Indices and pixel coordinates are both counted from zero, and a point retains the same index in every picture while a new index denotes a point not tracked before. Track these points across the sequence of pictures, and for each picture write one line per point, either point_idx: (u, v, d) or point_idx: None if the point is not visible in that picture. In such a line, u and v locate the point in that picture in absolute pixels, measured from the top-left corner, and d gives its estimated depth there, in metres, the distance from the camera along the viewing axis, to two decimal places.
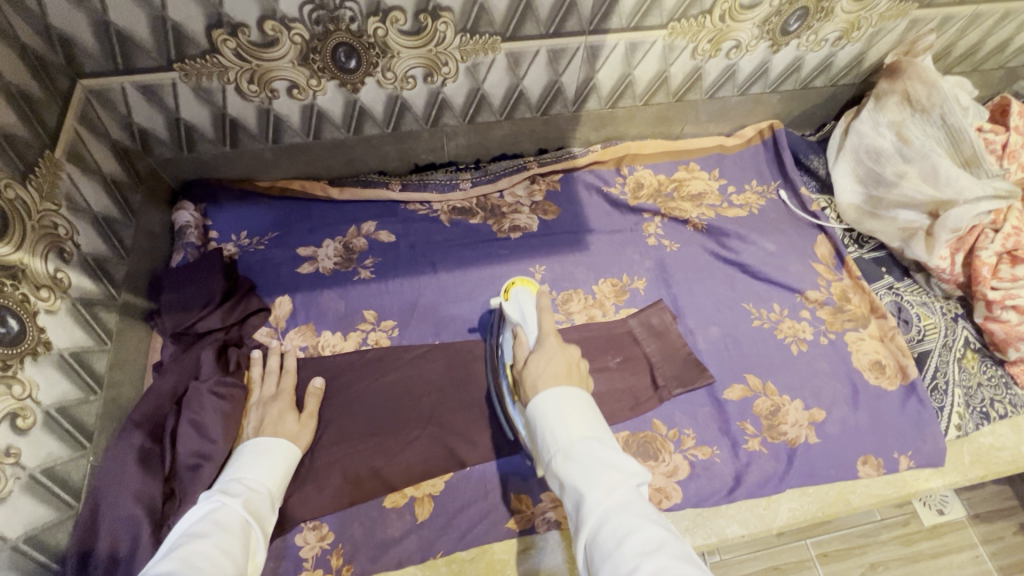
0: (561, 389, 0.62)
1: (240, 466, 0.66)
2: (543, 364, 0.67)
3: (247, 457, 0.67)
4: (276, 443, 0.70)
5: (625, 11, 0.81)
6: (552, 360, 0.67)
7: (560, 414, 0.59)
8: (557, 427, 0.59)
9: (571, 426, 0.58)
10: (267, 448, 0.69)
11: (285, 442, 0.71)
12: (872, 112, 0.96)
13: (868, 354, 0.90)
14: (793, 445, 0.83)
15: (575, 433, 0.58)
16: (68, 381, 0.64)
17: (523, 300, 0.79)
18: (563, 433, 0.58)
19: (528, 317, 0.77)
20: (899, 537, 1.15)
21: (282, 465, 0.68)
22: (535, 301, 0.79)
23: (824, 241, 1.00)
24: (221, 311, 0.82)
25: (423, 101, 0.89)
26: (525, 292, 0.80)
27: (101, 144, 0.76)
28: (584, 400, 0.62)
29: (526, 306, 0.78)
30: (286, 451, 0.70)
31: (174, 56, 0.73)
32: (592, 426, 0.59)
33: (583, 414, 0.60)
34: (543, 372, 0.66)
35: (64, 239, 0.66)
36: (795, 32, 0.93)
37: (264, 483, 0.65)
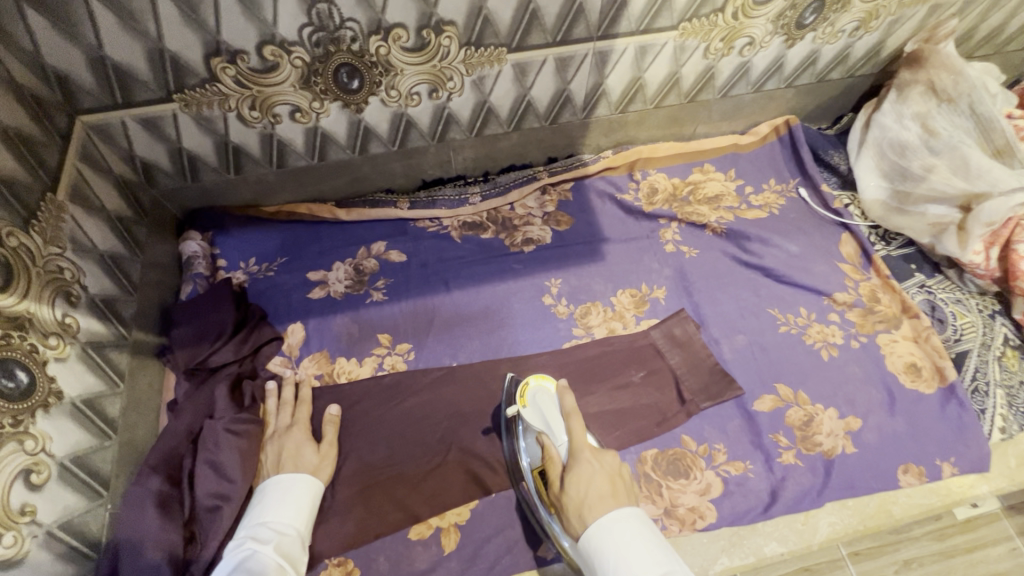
0: (614, 518, 0.58)
1: (266, 506, 0.65)
2: (584, 484, 0.63)
3: (271, 495, 0.66)
4: (299, 476, 0.69)
5: (634, 14, 0.78)
6: (593, 477, 0.63)
7: (619, 549, 0.56)
8: (621, 568, 0.55)
9: (634, 562, 0.54)
10: (289, 484, 0.67)
11: (308, 475, 0.69)
12: (893, 103, 0.92)
13: (902, 356, 0.87)
14: (829, 456, 0.79)
15: (640, 568, 0.54)
16: (81, 429, 0.62)
17: (541, 403, 0.74)
18: (626, 571, 0.54)
19: (553, 423, 0.72)
20: (930, 532, 1.10)
21: (307, 499, 0.67)
22: (555, 399, 0.75)
23: (849, 240, 0.96)
24: (233, 343, 0.80)
25: (428, 117, 0.86)
26: (542, 391, 0.76)
27: (103, 181, 0.75)
28: (639, 523, 0.58)
29: (551, 414, 0.73)
30: (310, 484, 0.68)
31: (172, 87, 0.71)
32: (655, 557, 0.55)
33: (644, 546, 0.56)
34: (589, 494, 0.61)
35: (70, 283, 0.64)
36: (810, 25, 0.89)
37: (291, 523, 0.64)
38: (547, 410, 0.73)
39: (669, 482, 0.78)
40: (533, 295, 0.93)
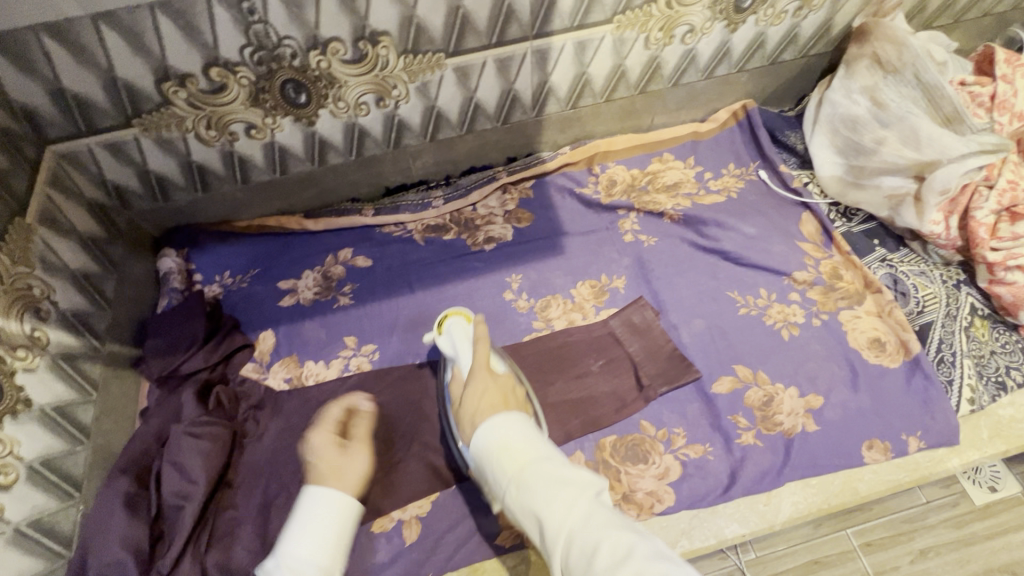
0: (496, 420, 0.57)
1: (293, 534, 0.63)
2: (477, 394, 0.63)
3: (298, 524, 0.64)
4: (330, 499, 0.66)
5: (566, 11, 0.80)
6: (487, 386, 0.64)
7: (498, 445, 0.55)
8: (503, 460, 0.54)
9: (511, 452, 0.54)
10: (315, 509, 0.65)
11: (341, 500, 0.66)
12: (842, 79, 0.91)
13: (865, 331, 0.85)
14: (789, 435, 0.79)
15: (521, 457, 0.54)
16: (51, 434, 0.66)
17: (455, 332, 0.77)
18: (507, 462, 0.54)
19: (461, 350, 0.74)
20: (948, 520, 1.01)
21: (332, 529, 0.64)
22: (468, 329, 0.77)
23: (810, 218, 0.96)
24: (204, 351, 0.85)
25: (380, 125, 0.90)
26: (458, 323, 0.79)
27: (75, 205, 0.80)
28: (516, 419, 0.58)
29: (461, 341, 0.75)
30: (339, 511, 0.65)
31: (130, 112, 0.76)
32: (534, 445, 0.55)
33: (523, 438, 0.56)
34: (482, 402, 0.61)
35: (40, 299, 0.68)
36: (750, 9, 0.90)
37: (306, 560, 0.61)
38: (460, 337, 0.75)
39: (627, 467, 0.78)
40: (494, 291, 0.95)
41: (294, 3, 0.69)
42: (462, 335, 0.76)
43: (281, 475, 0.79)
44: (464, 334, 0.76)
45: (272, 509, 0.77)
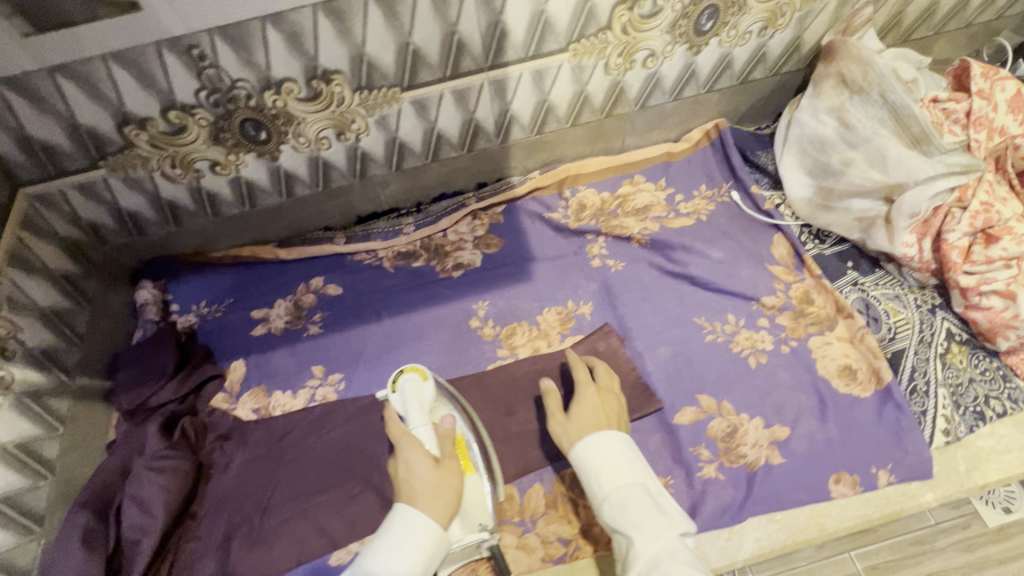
0: (609, 438, 0.67)
1: (382, 551, 0.58)
2: (411, 471, 0.65)
3: (392, 543, 0.59)
4: (424, 524, 0.60)
5: (519, 42, 0.80)
6: (418, 469, 0.65)
7: (610, 459, 0.65)
8: (605, 476, 0.64)
9: (619, 469, 0.65)
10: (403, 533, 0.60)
11: (432, 526, 0.60)
12: (810, 99, 0.89)
13: (835, 359, 0.82)
14: (752, 468, 0.76)
15: (623, 478, 0.64)
16: (13, 471, 0.68)
17: (409, 392, 0.72)
18: (608, 480, 0.64)
19: (412, 412, 0.71)
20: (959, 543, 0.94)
21: (420, 556, 0.59)
22: (423, 389, 0.73)
23: (782, 240, 0.93)
24: (174, 383, 0.86)
25: (344, 158, 0.91)
26: (414, 381, 0.74)
27: (48, 244, 0.82)
28: (625, 442, 0.67)
29: (414, 407, 0.71)
30: (430, 540, 0.60)
31: (96, 155, 0.78)
32: (639, 473, 0.65)
33: (631, 462, 0.65)
34: (416, 483, 0.64)
35: (5, 339, 0.71)
36: (711, 31, 0.89)
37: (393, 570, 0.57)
38: (412, 401, 0.71)
39: (585, 500, 0.77)
40: (460, 319, 0.95)
41: (243, 47, 0.70)
42: (415, 397, 0.72)
43: (242, 506, 0.80)
44: (417, 398, 0.72)
45: (232, 540, 0.77)
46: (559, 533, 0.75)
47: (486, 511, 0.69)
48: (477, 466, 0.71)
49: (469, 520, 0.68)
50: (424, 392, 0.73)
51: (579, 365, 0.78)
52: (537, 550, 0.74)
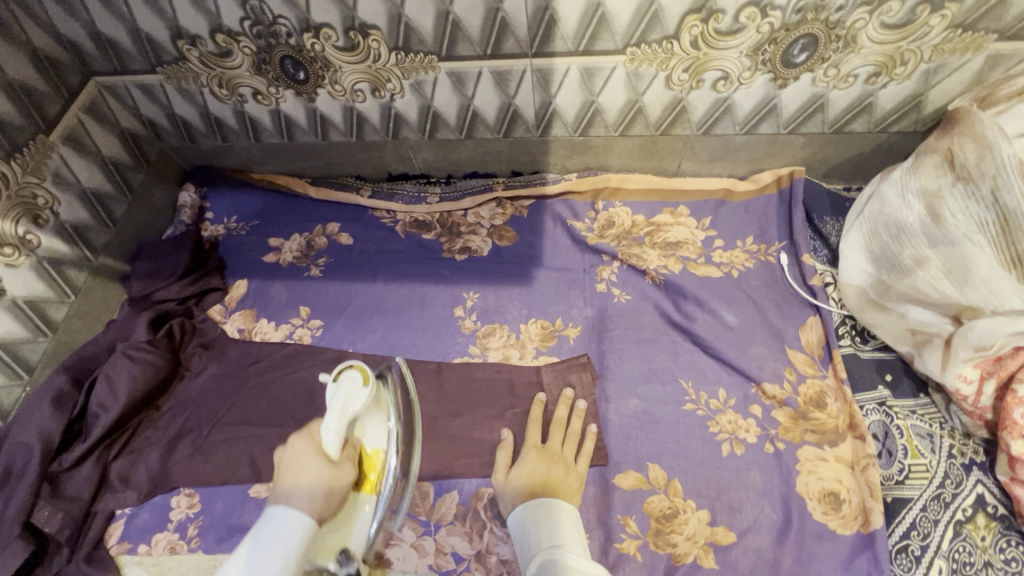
0: (539, 499, 0.67)
1: (256, 549, 0.53)
2: (301, 466, 0.60)
3: (264, 543, 0.54)
4: (296, 522, 0.56)
5: (569, 33, 0.73)
6: (310, 461, 0.60)
7: (535, 517, 0.64)
8: (532, 538, 0.62)
9: (542, 528, 0.63)
10: (280, 535, 0.55)
11: (305, 520, 0.56)
12: (904, 172, 0.73)
13: (822, 480, 0.70)
14: (676, 561, 0.68)
15: (547, 537, 0.61)
16: (17, 322, 0.78)
17: (339, 391, 0.61)
18: (535, 537, 0.62)
19: (332, 416, 0.60)
20: None
21: (295, 550, 0.54)
22: (358, 395, 0.61)
23: (816, 325, 0.81)
24: (179, 284, 0.94)
25: (378, 114, 0.91)
26: (353, 382, 0.61)
27: (106, 131, 0.92)
28: (557, 504, 0.66)
29: (334, 410, 0.60)
30: (302, 535, 0.55)
31: (154, 61, 0.84)
32: (565, 533, 0.62)
33: (558, 523, 0.63)
34: (300, 472, 0.60)
35: (41, 208, 0.81)
36: (804, 65, 0.75)
37: None
38: (337, 403, 0.60)
39: (495, 525, 0.73)
40: (446, 304, 0.92)
41: None
42: (343, 400, 0.60)
43: (199, 414, 0.85)
44: (342, 403, 0.60)
45: (179, 442, 0.82)
46: (456, 547, 0.73)
47: (360, 541, 0.64)
48: (377, 491, 0.65)
49: (332, 547, 0.62)
50: (358, 398, 0.60)
51: (536, 427, 0.78)
52: (428, 556, 0.72)
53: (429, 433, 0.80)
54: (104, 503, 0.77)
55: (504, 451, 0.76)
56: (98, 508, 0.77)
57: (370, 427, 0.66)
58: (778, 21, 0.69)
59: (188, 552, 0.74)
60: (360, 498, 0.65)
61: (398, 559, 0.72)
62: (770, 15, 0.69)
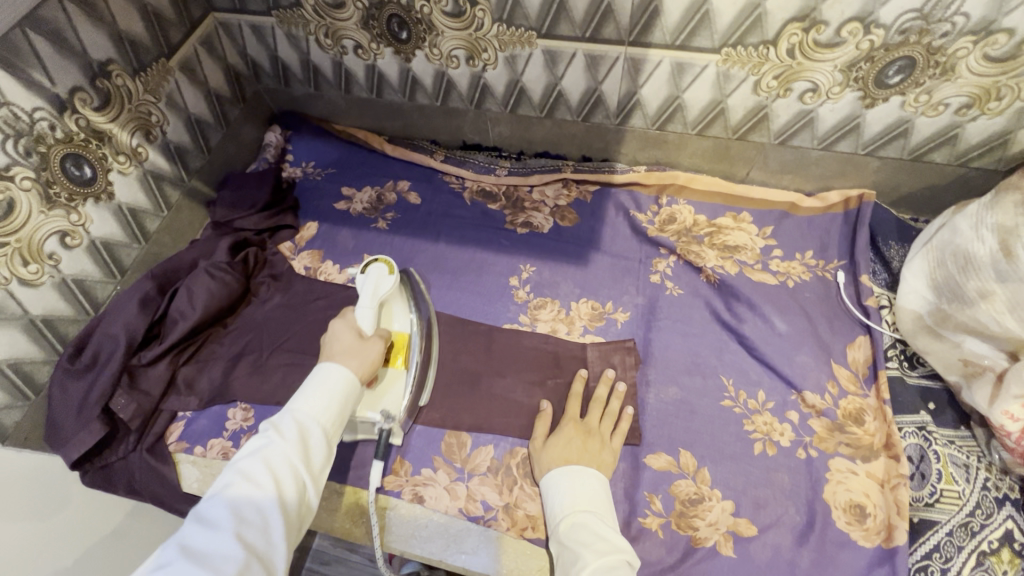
0: (574, 466, 0.71)
1: (302, 394, 0.61)
2: (336, 336, 0.68)
3: (311, 388, 0.62)
4: (338, 378, 0.63)
5: (669, 26, 0.76)
6: (343, 334, 0.67)
7: (569, 483, 0.69)
8: (567, 496, 0.68)
9: (575, 496, 0.68)
10: (323, 382, 0.62)
11: (348, 376, 0.63)
12: (982, 206, 0.71)
13: (850, 492, 0.72)
14: (696, 543, 0.70)
15: (579, 505, 0.67)
16: (119, 226, 0.85)
17: (371, 277, 0.71)
18: (568, 502, 0.68)
19: (365, 298, 0.69)
20: None
21: (339, 399, 0.62)
22: (388, 280, 0.71)
23: (865, 344, 0.82)
24: (258, 217, 1.00)
25: (467, 82, 0.95)
26: (381, 271, 0.72)
27: (214, 64, 0.99)
28: (590, 473, 0.70)
29: (366, 292, 0.70)
30: (344, 384, 0.62)
31: (271, 4, 0.91)
32: (597, 505, 0.67)
33: (590, 493, 0.68)
34: (336, 344, 0.67)
35: (154, 125, 0.88)
36: (896, 87, 0.76)
37: (316, 418, 0.59)
38: (369, 287, 0.70)
39: (525, 483, 0.77)
40: (502, 272, 0.96)
41: None
42: (373, 284, 0.71)
43: (261, 337, 0.90)
44: (372, 285, 0.70)
45: (241, 360, 0.88)
46: (485, 497, 0.76)
47: (396, 405, 0.74)
48: (407, 365, 0.75)
49: (374, 405, 0.73)
50: (389, 282, 0.71)
51: (576, 401, 0.81)
52: (459, 499, 0.76)
53: (473, 388, 0.84)
54: (170, 403, 0.84)
55: (541, 420, 0.79)
56: (164, 406, 0.84)
57: (395, 314, 0.76)
58: (879, 40, 0.71)
59: None
60: (390, 372, 0.74)
61: (432, 498, 0.76)
62: (873, 33, 0.70)
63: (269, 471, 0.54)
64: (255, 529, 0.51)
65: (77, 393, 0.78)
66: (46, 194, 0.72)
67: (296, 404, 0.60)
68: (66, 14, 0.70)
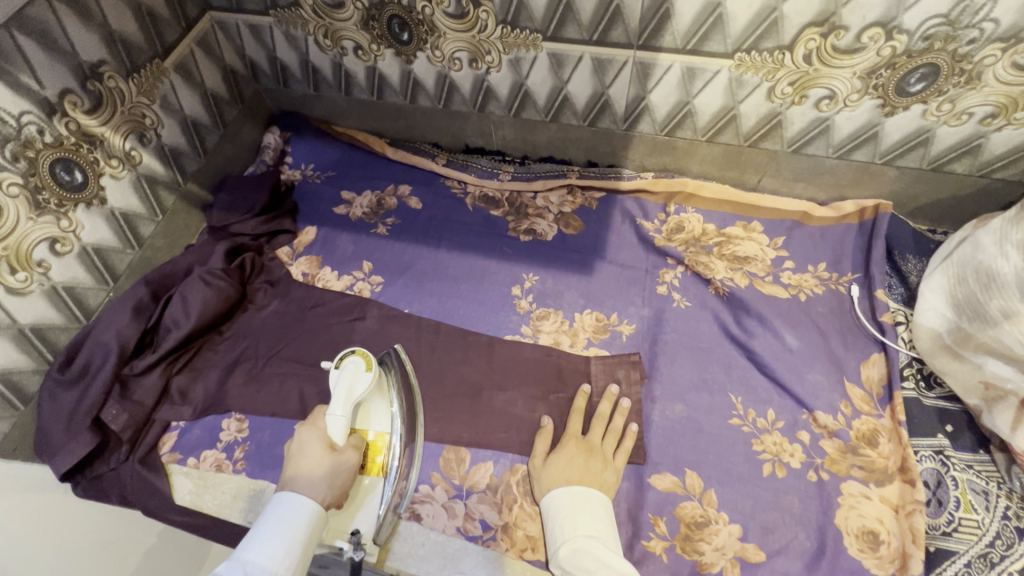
0: (574, 487, 0.68)
1: (254, 541, 0.57)
2: (304, 447, 0.66)
3: (265, 531, 0.57)
4: (298, 510, 0.60)
5: (680, 30, 0.73)
6: (312, 446, 0.65)
7: (569, 506, 0.66)
8: (567, 518, 0.65)
9: (575, 520, 0.65)
10: (279, 526, 0.58)
11: (312, 506, 0.61)
12: (1007, 221, 0.68)
13: (863, 518, 0.69)
14: (701, 568, 0.68)
15: (580, 529, 0.64)
16: (111, 231, 0.83)
17: (345, 375, 0.68)
18: (568, 526, 0.65)
19: (336, 401, 0.66)
20: None
21: (297, 547, 0.57)
22: (363, 378, 0.68)
23: (880, 362, 0.79)
24: (256, 221, 0.97)
25: (469, 85, 0.92)
26: (356, 365, 0.69)
27: (211, 64, 0.96)
28: (591, 495, 0.68)
29: (339, 393, 0.66)
30: (307, 522, 0.59)
31: (269, 4, 0.89)
32: (599, 529, 0.64)
33: (592, 515, 0.65)
34: (302, 457, 0.65)
35: (148, 128, 0.85)
36: (917, 96, 0.73)
37: (269, 570, 0.54)
38: (342, 386, 0.67)
39: (525, 502, 0.74)
40: (505, 281, 0.93)
41: None
42: (347, 383, 0.67)
43: (257, 345, 0.88)
44: (347, 386, 0.67)
45: (236, 369, 0.85)
46: (484, 515, 0.74)
47: (369, 522, 0.71)
48: (384, 474, 0.73)
49: (345, 527, 0.71)
50: (365, 380, 0.67)
51: (579, 417, 0.78)
52: (457, 518, 0.74)
53: (472, 402, 0.82)
54: (162, 413, 0.81)
55: (542, 436, 0.77)
56: (156, 416, 0.81)
57: (374, 412, 0.73)
58: (901, 46, 0.68)
59: (232, 472, 0.78)
60: (368, 478, 0.73)
61: (428, 515, 0.74)
62: (895, 39, 0.67)
63: None
64: None
65: (67, 403, 0.76)
66: (34, 200, 0.70)
67: (244, 555, 0.55)
68: (55, 15, 0.68)
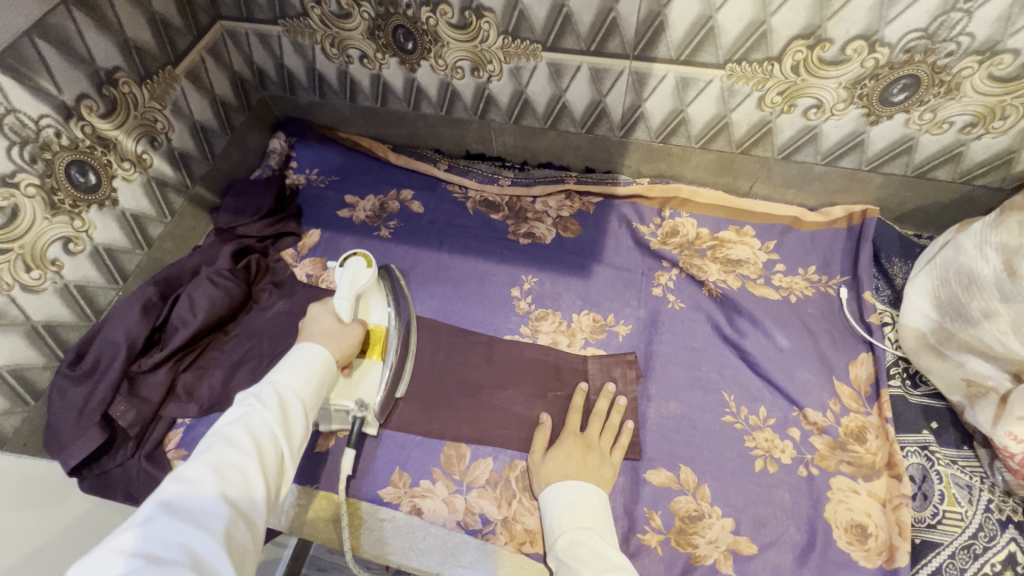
0: (572, 481, 0.71)
1: (281, 368, 0.59)
2: (315, 322, 0.67)
3: (289, 362, 0.60)
4: (314, 360, 0.61)
5: (674, 42, 0.76)
6: (322, 321, 0.67)
7: (568, 499, 0.68)
8: (564, 511, 0.67)
9: (573, 512, 0.67)
10: (301, 358, 0.61)
11: (326, 355, 0.62)
12: (986, 225, 0.71)
13: (852, 512, 0.71)
14: (696, 561, 0.70)
15: (578, 521, 0.66)
16: (121, 232, 0.85)
17: (349, 271, 0.69)
18: (566, 518, 0.67)
19: (344, 292, 0.67)
20: None
21: (317, 375, 0.60)
22: (365, 274, 0.69)
23: (867, 362, 0.82)
24: (261, 223, 1.00)
25: (471, 93, 0.95)
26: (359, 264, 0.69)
27: (220, 71, 0.99)
28: (590, 490, 0.70)
29: (343, 284, 0.67)
30: (323, 359, 0.61)
31: (278, 14, 0.92)
32: (596, 522, 0.66)
33: (589, 509, 0.67)
34: (315, 328, 0.66)
35: (159, 132, 0.88)
36: (900, 105, 0.76)
37: (295, 393, 0.57)
38: (345, 280, 0.68)
39: (524, 497, 0.76)
40: (504, 283, 0.96)
41: None
42: (350, 277, 0.68)
43: (261, 344, 0.89)
44: (350, 277, 0.68)
45: (241, 367, 0.87)
46: (483, 510, 0.76)
47: (371, 396, 0.76)
48: (383, 357, 0.76)
49: (350, 392, 0.75)
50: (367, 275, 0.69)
51: (576, 415, 0.80)
52: (457, 512, 0.75)
53: (472, 400, 0.84)
54: (169, 410, 0.83)
55: (542, 434, 0.79)
56: (163, 413, 0.83)
57: (374, 306, 0.76)
58: (884, 58, 0.71)
59: None
60: (365, 362, 0.76)
61: (430, 510, 0.76)
62: (878, 51, 0.70)
63: (251, 436, 0.52)
64: (237, 490, 0.49)
65: (77, 399, 0.78)
66: (50, 201, 0.73)
67: (274, 375, 0.58)
68: (74, 23, 0.71)
